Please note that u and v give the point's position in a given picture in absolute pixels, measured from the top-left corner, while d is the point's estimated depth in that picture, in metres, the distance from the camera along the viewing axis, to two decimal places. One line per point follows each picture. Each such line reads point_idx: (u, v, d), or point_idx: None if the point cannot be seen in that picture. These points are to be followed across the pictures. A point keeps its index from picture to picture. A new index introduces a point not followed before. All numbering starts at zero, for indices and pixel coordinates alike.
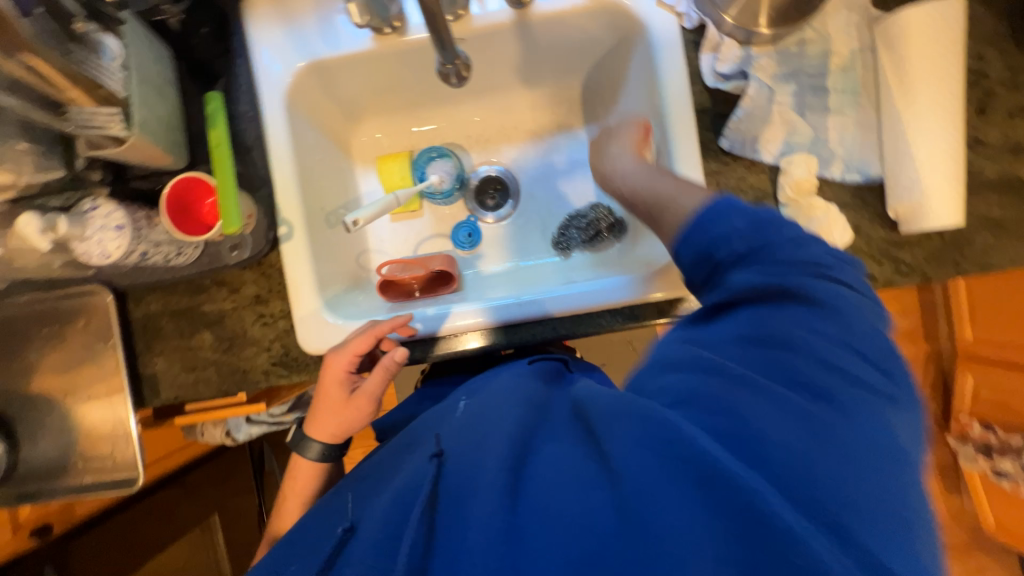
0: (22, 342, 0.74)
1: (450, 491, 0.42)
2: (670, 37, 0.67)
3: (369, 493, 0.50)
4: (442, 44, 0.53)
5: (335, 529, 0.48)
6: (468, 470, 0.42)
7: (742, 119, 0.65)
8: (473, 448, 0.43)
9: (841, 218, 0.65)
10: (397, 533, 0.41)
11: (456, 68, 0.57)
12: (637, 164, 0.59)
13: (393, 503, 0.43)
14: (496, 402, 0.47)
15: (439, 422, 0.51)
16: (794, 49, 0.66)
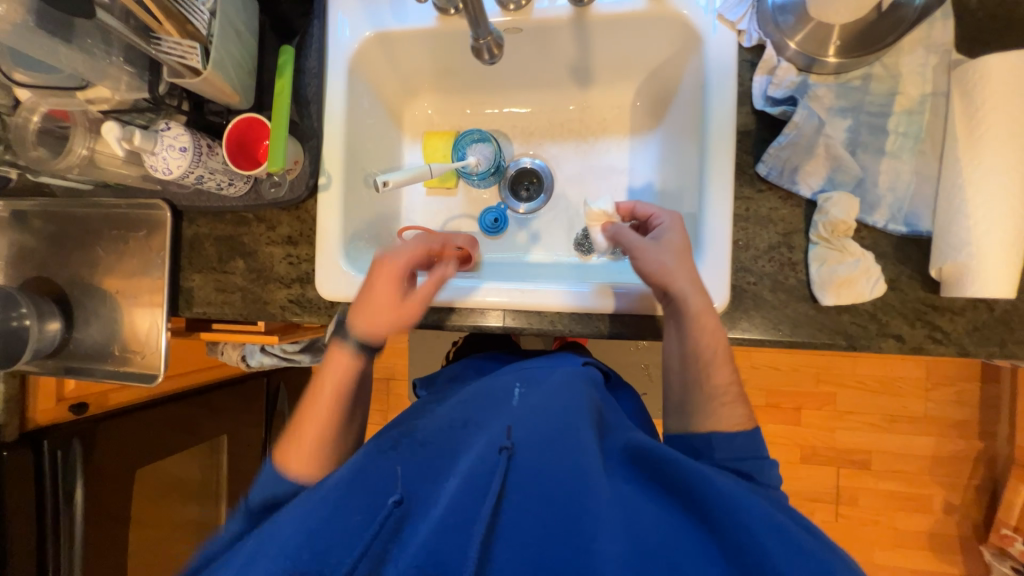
0: (95, 238, 0.85)
1: (518, 495, 0.50)
2: (726, 52, 0.65)
3: (421, 471, 0.54)
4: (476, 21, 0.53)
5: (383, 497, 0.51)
6: (531, 483, 0.50)
7: (784, 147, 0.62)
8: (555, 465, 0.51)
9: (874, 269, 0.61)
10: (464, 524, 0.47)
11: (487, 44, 0.57)
12: (674, 255, 0.61)
13: (464, 482, 0.49)
14: (557, 410, 0.56)
15: (495, 409, 0.59)
16: (858, 82, 0.62)
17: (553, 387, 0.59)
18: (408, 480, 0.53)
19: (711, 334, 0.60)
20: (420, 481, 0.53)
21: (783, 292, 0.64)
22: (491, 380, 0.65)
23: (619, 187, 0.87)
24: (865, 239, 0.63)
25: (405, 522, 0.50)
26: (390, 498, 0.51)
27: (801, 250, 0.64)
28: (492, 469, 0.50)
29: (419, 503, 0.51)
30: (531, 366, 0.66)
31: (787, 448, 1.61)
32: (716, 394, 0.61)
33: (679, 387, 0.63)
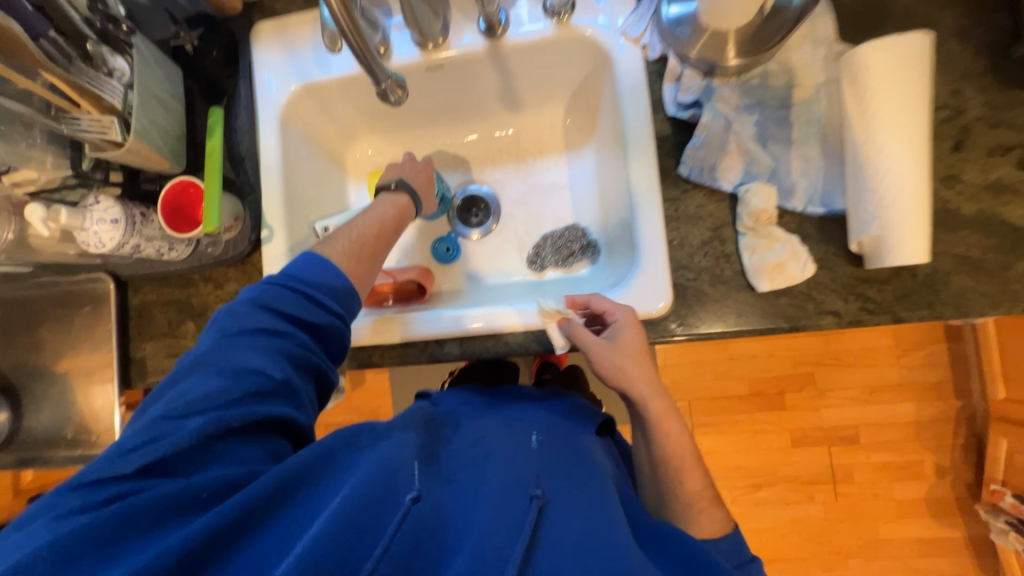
0: (38, 319, 0.83)
1: (558, 539, 0.44)
2: (633, 66, 0.70)
3: (448, 504, 0.48)
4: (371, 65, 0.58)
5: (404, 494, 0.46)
6: (567, 531, 0.45)
7: (699, 148, 0.65)
8: (589, 522, 0.46)
9: (801, 251, 0.63)
10: (498, 560, 0.42)
11: (389, 87, 0.62)
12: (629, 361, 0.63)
13: (499, 511, 0.46)
14: (579, 465, 0.55)
15: (518, 447, 0.56)
16: (757, 81, 0.66)
17: (571, 445, 0.58)
18: (431, 509, 0.46)
19: (675, 433, 0.62)
20: (443, 517, 0.47)
21: (723, 284, 0.66)
22: (502, 421, 0.62)
23: (562, 202, 0.89)
24: (789, 224, 0.66)
25: (423, 555, 0.43)
26: (409, 525, 0.43)
27: (732, 242, 0.66)
28: (525, 513, 0.46)
29: (438, 537, 0.45)
30: (538, 418, 0.64)
31: (777, 434, 1.61)
32: (692, 501, 0.59)
33: (653, 492, 0.63)
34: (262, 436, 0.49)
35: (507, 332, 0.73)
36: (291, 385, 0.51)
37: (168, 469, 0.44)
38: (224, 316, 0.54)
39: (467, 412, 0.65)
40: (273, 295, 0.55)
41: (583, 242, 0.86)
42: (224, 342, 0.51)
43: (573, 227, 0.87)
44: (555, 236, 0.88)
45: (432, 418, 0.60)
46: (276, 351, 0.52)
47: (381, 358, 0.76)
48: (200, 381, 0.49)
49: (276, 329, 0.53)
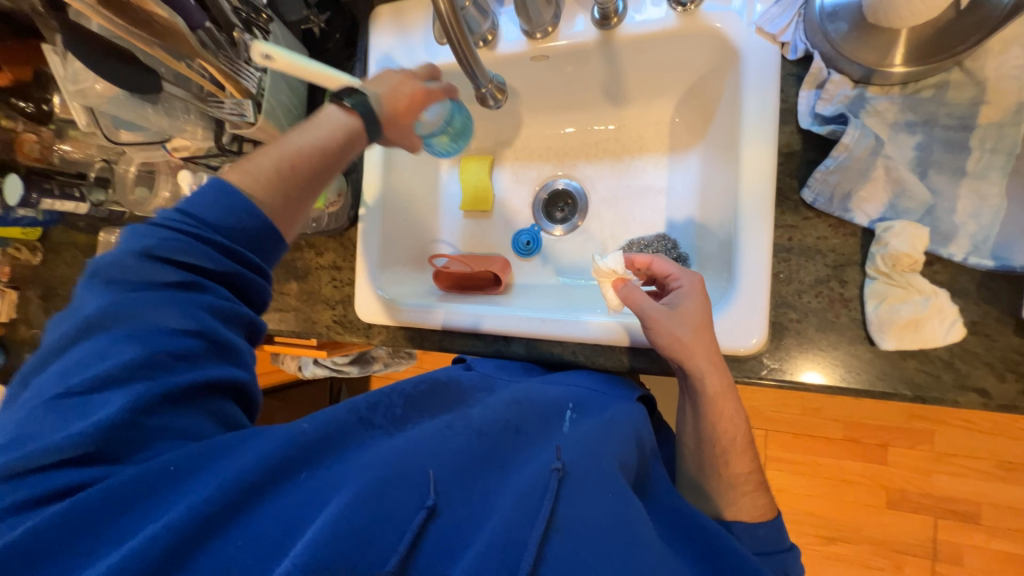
0: None
1: (577, 523, 0.44)
2: (768, 65, 0.59)
3: (468, 468, 0.48)
4: (473, 73, 0.58)
5: (423, 489, 0.44)
6: (586, 515, 0.45)
7: (832, 171, 0.55)
8: (609, 507, 0.46)
9: (948, 310, 0.52)
10: (517, 534, 0.42)
11: (490, 90, 0.63)
12: (687, 315, 0.58)
13: (518, 501, 0.44)
14: (603, 440, 0.52)
15: (547, 429, 0.55)
16: (929, 92, 0.54)
17: (607, 415, 0.57)
18: (450, 482, 0.45)
19: (728, 415, 0.58)
20: (460, 485, 0.46)
21: (833, 331, 0.57)
22: (535, 388, 0.60)
23: (655, 208, 0.83)
24: (938, 274, 0.54)
25: (443, 528, 0.43)
26: (428, 500, 0.43)
27: (855, 285, 0.57)
28: (544, 488, 0.46)
29: (457, 507, 0.44)
30: (565, 385, 0.63)
31: (870, 489, 1.41)
32: (736, 484, 0.59)
33: (695, 468, 0.61)
34: (204, 400, 0.45)
35: (574, 341, 0.71)
36: (221, 338, 0.46)
37: (115, 452, 0.40)
38: (117, 266, 0.45)
39: (502, 379, 0.65)
40: (175, 244, 0.45)
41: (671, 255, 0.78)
42: (134, 297, 0.44)
43: (665, 237, 0.79)
44: (641, 243, 0.81)
45: (458, 390, 0.59)
46: (194, 306, 0.45)
47: (450, 344, 0.79)
48: (112, 348, 0.43)
49: (196, 281, 0.46)
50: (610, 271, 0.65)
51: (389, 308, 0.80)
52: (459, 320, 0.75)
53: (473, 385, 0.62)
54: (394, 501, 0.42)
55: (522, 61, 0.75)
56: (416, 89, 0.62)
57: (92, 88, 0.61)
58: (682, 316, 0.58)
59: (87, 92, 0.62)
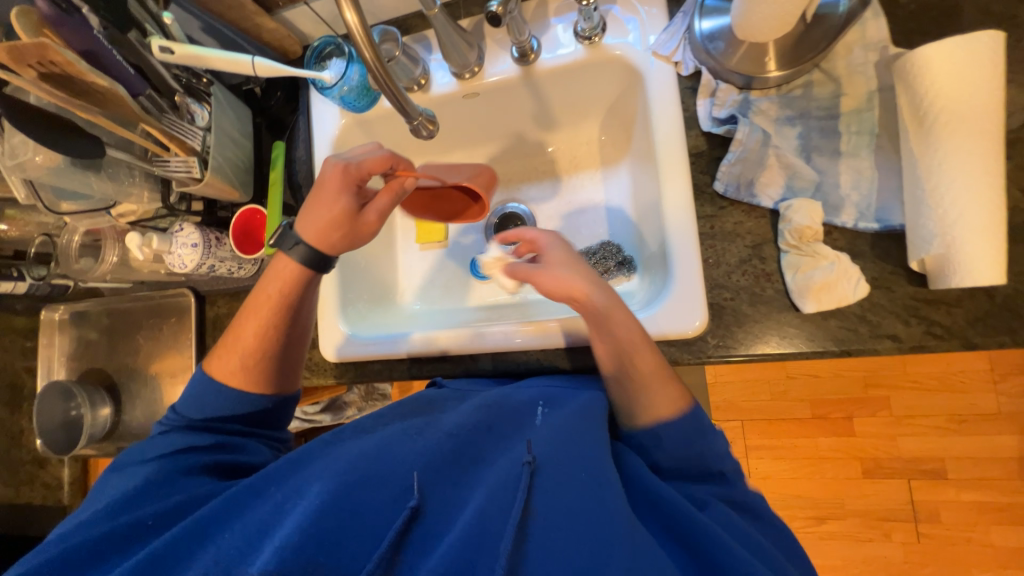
0: (136, 327, 0.96)
1: (549, 505, 0.46)
2: (665, 82, 0.68)
3: (442, 464, 0.51)
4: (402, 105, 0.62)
5: (402, 499, 0.48)
6: (560, 505, 0.46)
7: (734, 163, 0.63)
8: (577, 492, 0.47)
9: (851, 270, 0.59)
10: (487, 527, 0.45)
11: (421, 123, 0.66)
12: (565, 258, 0.63)
13: (491, 495, 0.47)
14: (573, 425, 0.54)
15: (523, 424, 0.57)
16: (799, 91, 0.63)
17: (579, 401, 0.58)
18: (428, 481, 0.49)
19: (644, 369, 0.59)
20: (436, 481, 0.50)
21: (763, 304, 0.63)
22: (510, 392, 0.62)
23: (597, 219, 0.89)
24: (839, 241, 0.61)
25: (416, 528, 0.47)
26: (411, 502, 0.47)
27: (774, 260, 0.63)
28: (517, 480, 0.47)
29: (434, 500, 0.49)
30: (540, 386, 0.64)
31: (845, 463, 1.47)
32: None
33: None
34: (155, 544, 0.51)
35: (537, 350, 0.75)
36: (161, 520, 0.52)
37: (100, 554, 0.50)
38: (149, 457, 0.59)
39: (474, 389, 0.69)
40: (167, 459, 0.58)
41: (619, 258, 0.84)
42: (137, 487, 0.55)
43: (608, 243, 0.86)
44: (588, 252, 0.87)
45: (426, 403, 0.64)
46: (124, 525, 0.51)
47: (419, 373, 0.80)
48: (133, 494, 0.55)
49: (226, 412, 0.62)
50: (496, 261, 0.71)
51: (355, 344, 0.81)
52: (425, 345, 0.77)
53: (448, 398, 0.66)
54: (365, 509, 0.47)
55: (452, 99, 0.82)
56: (350, 196, 0.63)
57: (31, 161, 0.62)
58: (562, 254, 0.64)
59: (26, 165, 0.63)
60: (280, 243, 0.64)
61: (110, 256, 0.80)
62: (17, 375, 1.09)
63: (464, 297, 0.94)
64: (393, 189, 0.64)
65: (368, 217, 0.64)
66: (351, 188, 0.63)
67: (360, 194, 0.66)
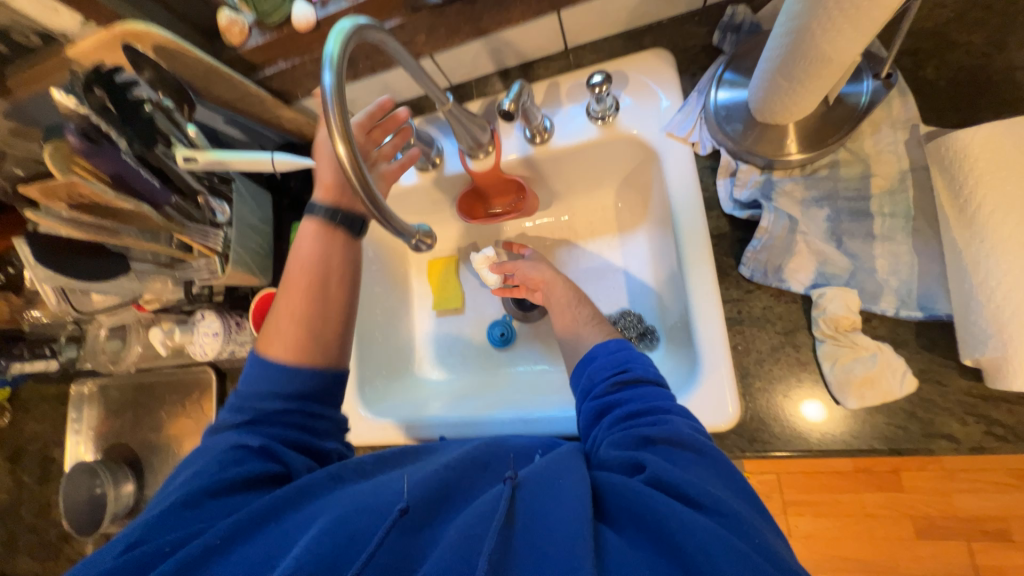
0: (157, 403, 0.97)
1: (528, 517, 0.43)
2: (684, 162, 0.67)
3: (439, 498, 0.46)
4: (397, 226, 0.48)
5: (392, 508, 0.45)
6: (540, 512, 0.44)
7: (760, 250, 0.60)
8: (564, 494, 0.45)
9: (897, 362, 0.55)
10: (471, 545, 0.41)
11: (419, 240, 0.52)
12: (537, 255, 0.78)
13: (473, 517, 0.44)
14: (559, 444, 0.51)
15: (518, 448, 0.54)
16: (825, 171, 0.61)
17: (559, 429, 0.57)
18: (421, 489, 0.46)
19: (584, 316, 0.69)
20: (432, 509, 0.45)
21: (800, 395, 0.59)
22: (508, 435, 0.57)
23: (617, 285, 0.87)
24: (879, 329, 0.57)
25: (409, 541, 0.43)
26: (401, 505, 0.45)
27: (808, 348, 0.60)
28: (497, 495, 0.46)
29: (424, 521, 0.45)
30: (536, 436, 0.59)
31: (896, 522, 1.35)
32: None
33: None
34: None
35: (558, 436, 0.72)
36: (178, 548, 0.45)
37: None
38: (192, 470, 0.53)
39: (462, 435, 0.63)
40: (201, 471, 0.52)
41: (640, 330, 0.81)
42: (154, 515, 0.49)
43: (628, 312, 0.83)
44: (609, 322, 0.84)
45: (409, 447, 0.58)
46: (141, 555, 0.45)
47: None
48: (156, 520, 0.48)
49: (278, 386, 0.57)
50: (484, 258, 0.81)
51: (375, 427, 0.79)
52: (445, 430, 0.76)
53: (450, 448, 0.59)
54: (351, 537, 0.43)
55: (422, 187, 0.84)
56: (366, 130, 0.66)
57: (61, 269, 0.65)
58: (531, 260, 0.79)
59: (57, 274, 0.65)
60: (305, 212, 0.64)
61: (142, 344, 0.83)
62: (47, 448, 1.11)
63: (483, 365, 0.92)
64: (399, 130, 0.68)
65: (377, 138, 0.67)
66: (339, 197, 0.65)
67: (377, 151, 0.67)
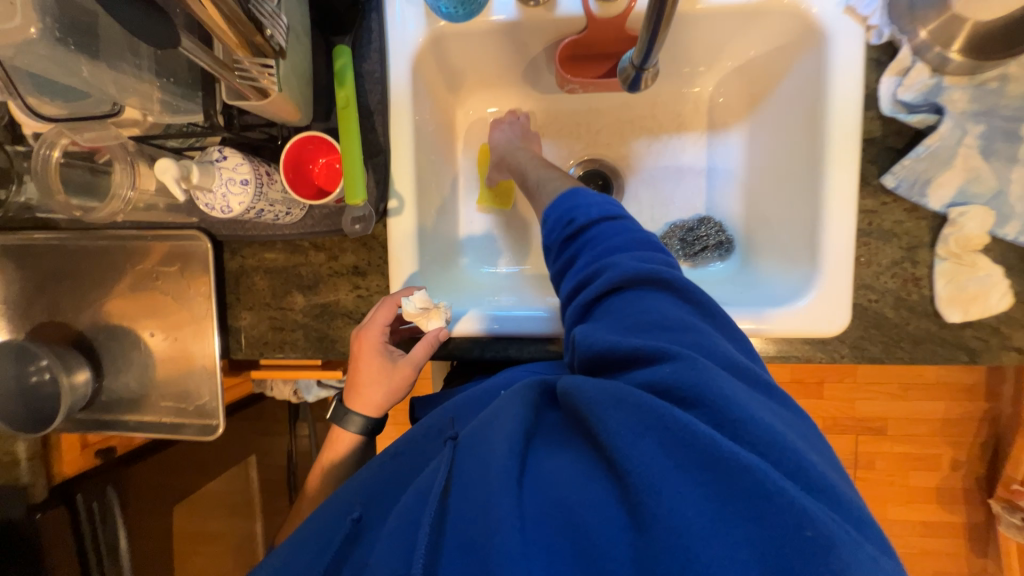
0: (118, 273, 0.75)
1: (463, 483, 0.43)
2: (855, 51, 0.60)
3: (388, 486, 0.54)
4: (648, 50, 0.45)
5: (350, 518, 0.52)
6: (471, 480, 0.43)
7: (921, 159, 0.59)
8: (484, 457, 0.43)
9: (1003, 283, 0.59)
10: (412, 529, 0.43)
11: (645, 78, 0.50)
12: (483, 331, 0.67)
13: (411, 503, 0.45)
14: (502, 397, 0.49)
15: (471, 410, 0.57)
16: (994, 84, 0.58)
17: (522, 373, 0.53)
18: (378, 496, 0.53)
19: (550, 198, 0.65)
20: (386, 492, 0.53)
21: (907, 309, 0.62)
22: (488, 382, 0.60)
23: (695, 190, 0.80)
24: (992, 252, 0.60)
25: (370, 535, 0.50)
26: (355, 515, 0.52)
27: (925, 265, 0.61)
28: (440, 463, 0.47)
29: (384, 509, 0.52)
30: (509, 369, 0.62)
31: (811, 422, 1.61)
32: None
33: None
34: None
35: None
36: None
37: None
38: None
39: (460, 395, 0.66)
40: None
41: (718, 239, 0.77)
42: None
43: (708, 219, 0.78)
44: (687, 227, 0.78)
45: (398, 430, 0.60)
46: None
47: (517, 354, 0.69)
48: None
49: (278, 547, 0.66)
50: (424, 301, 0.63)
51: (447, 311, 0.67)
52: (501, 324, 0.67)
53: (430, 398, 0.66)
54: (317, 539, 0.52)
55: (517, 30, 0.68)
56: (381, 354, 0.65)
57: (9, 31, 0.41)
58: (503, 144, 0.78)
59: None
60: (340, 424, 0.68)
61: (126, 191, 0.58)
62: None
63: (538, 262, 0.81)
64: (427, 340, 0.64)
65: (402, 367, 0.65)
66: (376, 347, 0.64)
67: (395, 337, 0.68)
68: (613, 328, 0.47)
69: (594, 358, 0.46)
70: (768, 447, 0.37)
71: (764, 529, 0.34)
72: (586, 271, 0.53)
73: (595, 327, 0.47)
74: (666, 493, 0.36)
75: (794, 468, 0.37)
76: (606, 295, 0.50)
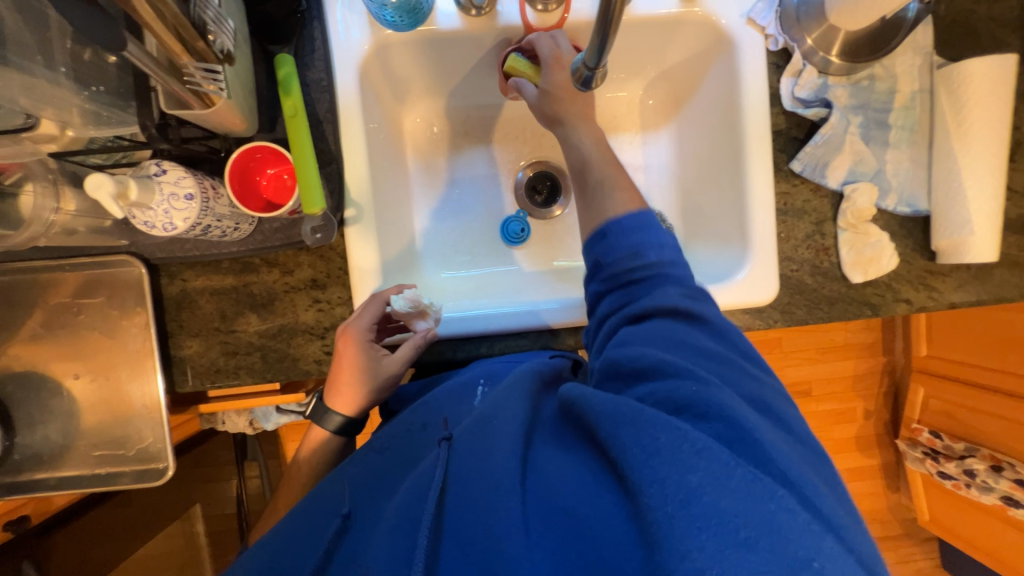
0: (27, 312, 0.66)
1: (460, 479, 0.45)
2: (757, 57, 0.70)
3: (374, 486, 0.53)
4: (601, 49, 0.48)
5: (336, 514, 0.51)
6: (469, 473, 0.45)
7: (820, 146, 0.69)
8: (483, 456, 0.45)
9: (890, 247, 0.70)
10: (409, 528, 0.43)
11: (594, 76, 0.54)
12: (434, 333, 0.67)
13: (408, 495, 0.46)
14: (502, 395, 0.51)
15: (458, 409, 0.59)
16: (865, 83, 0.70)
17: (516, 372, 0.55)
18: (364, 493, 0.53)
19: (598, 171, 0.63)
20: (373, 495, 0.52)
21: (821, 275, 0.72)
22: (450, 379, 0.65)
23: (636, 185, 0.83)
24: (879, 221, 0.72)
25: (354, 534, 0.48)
26: (341, 512, 0.51)
27: (831, 236, 0.72)
28: (434, 461, 0.48)
29: (367, 507, 0.51)
30: (492, 361, 0.66)
31: None
32: None
33: None
34: None
35: None
36: None
37: None
38: None
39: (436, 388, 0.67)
40: None
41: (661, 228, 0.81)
42: None
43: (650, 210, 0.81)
44: None
45: (380, 437, 0.60)
46: None
47: (489, 351, 0.70)
48: None
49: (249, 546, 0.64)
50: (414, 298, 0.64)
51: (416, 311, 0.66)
52: (468, 324, 0.68)
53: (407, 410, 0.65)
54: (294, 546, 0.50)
55: (462, 40, 0.71)
56: (366, 352, 0.63)
57: None
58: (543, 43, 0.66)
59: None
60: (318, 421, 0.67)
61: (43, 210, 0.56)
62: None
63: (494, 263, 0.82)
64: (416, 338, 0.65)
65: (387, 366, 0.65)
66: (363, 346, 0.63)
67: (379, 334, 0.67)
68: (646, 347, 0.48)
69: (620, 364, 0.48)
70: (747, 445, 0.39)
71: (760, 533, 0.34)
72: (618, 279, 0.54)
73: (632, 342, 0.49)
74: (658, 497, 0.36)
75: (786, 471, 0.38)
76: (639, 302, 0.52)
